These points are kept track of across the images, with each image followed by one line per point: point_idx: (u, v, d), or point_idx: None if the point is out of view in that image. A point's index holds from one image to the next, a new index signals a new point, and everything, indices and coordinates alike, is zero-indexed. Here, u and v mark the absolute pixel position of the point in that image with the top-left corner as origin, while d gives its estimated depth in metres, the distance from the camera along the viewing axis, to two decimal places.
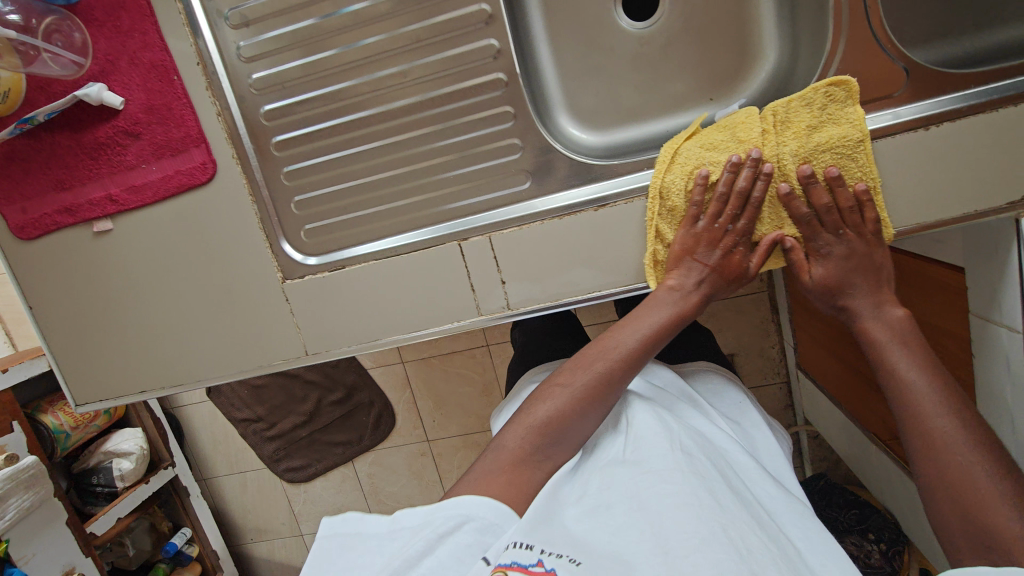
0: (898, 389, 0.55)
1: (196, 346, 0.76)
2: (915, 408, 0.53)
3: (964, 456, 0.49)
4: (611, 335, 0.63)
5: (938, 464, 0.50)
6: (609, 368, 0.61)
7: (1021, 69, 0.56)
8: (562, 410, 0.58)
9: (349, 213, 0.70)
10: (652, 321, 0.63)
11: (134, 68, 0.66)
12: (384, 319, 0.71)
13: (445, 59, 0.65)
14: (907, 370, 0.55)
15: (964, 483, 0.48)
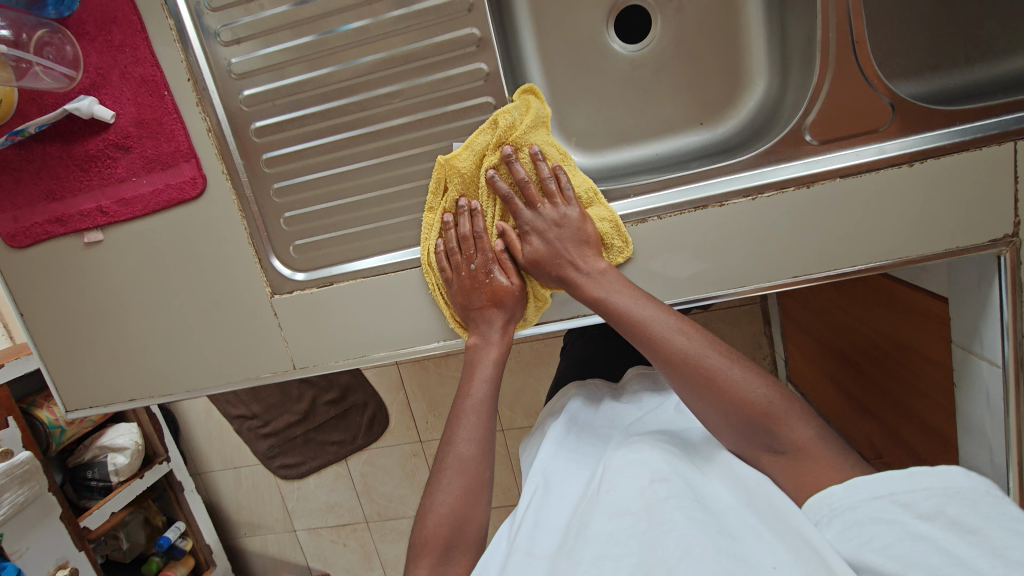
0: (723, 406, 0.52)
1: (184, 357, 0.77)
2: (747, 417, 0.51)
3: (733, 389, 0.52)
4: (457, 420, 0.61)
5: (726, 409, 0.52)
6: (462, 454, 0.58)
7: (1007, 108, 0.56)
8: (445, 517, 0.54)
9: (338, 231, 0.71)
10: (485, 374, 0.63)
11: (125, 82, 0.66)
12: (372, 335, 0.72)
13: (436, 81, 0.65)
14: (733, 381, 0.52)
15: (754, 411, 0.51)
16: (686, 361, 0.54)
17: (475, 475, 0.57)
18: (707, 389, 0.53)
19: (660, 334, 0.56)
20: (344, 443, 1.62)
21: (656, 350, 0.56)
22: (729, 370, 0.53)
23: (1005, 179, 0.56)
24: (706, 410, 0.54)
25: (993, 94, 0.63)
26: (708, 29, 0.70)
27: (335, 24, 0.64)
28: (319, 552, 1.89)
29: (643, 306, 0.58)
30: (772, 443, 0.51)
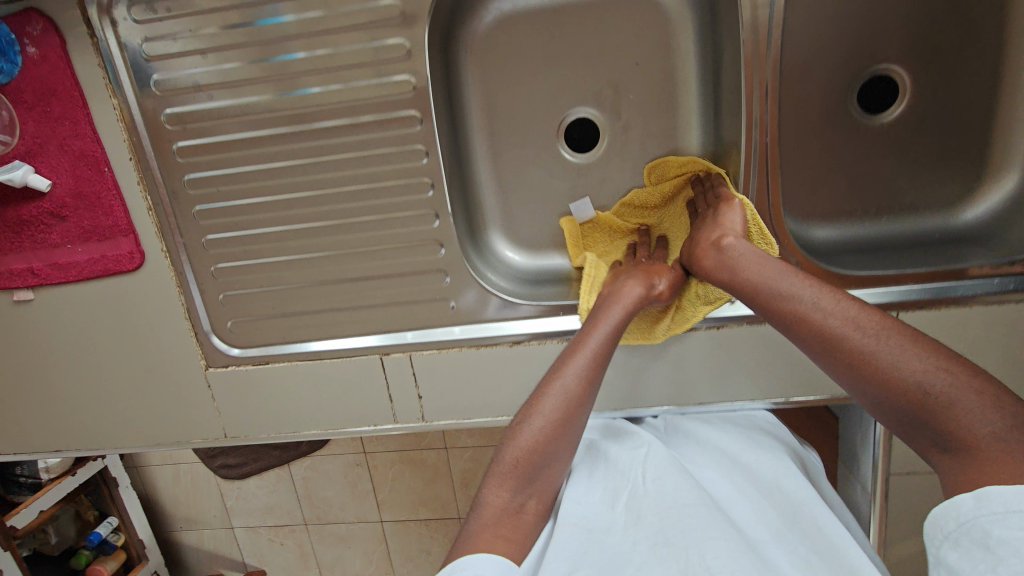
0: (882, 388, 0.46)
1: (114, 415, 0.77)
2: (911, 404, 0.45)
3: (894, 354, 0.46)
4: (558, 375, 0.58)
5: (880, 377, 0.46)
6: (566, 392, 0.57)
7: (893, 281, 0.63)
8: (525, 454, 0.55)
9: (277, 314, 0.72)
10: (608, 321, 0.60)
11: (63, 154, 0.65)
12: (305, 414, 0.74)
13: (380, 186, 0.66)
14: (893, 366, 0.45)
15: (914, 391, 0.44)
16: (835, 335, 0.48)
17: (574, 406, 0.57)
18: (861, 369, 0.47)
19: (808, 307, 0.50)
20: (286, 448, 1.61)
21: (797, 331, 0.51)
22: (896, 348, 0.46)
23: None
24: (864, 394, 0.48)
25: (887, 255, 0.69)
26: (651, 153, 0.73)
27: (284, 122, 0.64)
28: (255, 550, 1.91)
29: (777, 281, 0.52)
30: (939, 438, 0.44)
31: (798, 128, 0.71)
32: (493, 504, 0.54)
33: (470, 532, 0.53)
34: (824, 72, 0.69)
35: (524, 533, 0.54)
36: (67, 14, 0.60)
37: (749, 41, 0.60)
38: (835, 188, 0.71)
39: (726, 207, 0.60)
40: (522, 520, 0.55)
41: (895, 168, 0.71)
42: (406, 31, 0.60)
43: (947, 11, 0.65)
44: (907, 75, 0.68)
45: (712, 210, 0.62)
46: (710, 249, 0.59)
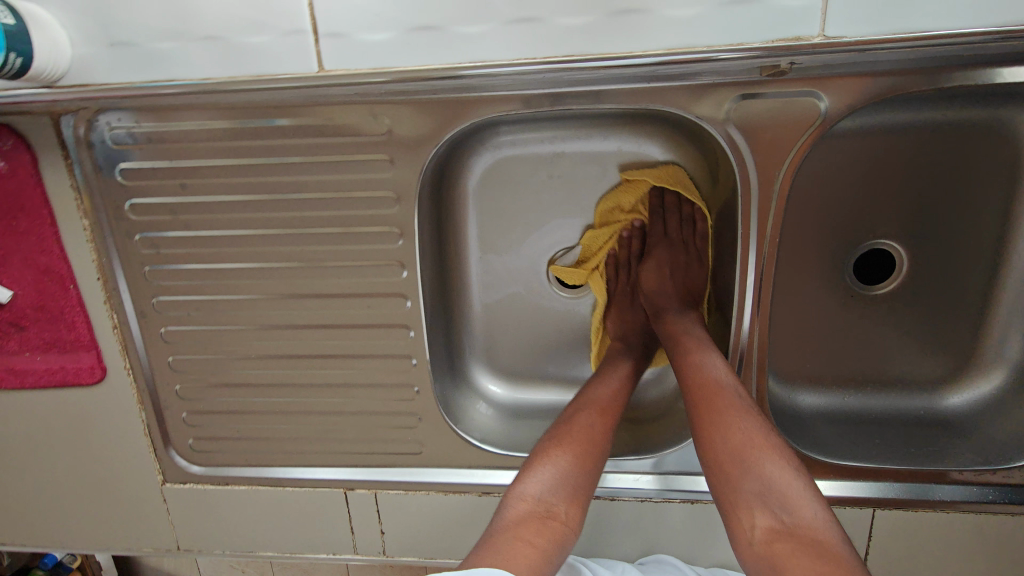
0: (746, 471, 0.48)
1: (63, 517, 0.74)
2: (769, 490, 0.47)
3: (763, 436, 0.49)
4: (582, 413, 0.57)
5: (747, 450, 0.48)
6: (591, 427, 0.56)
7: (863, 474, 0.63)
8: (552, 477, 0.52)
9: (241, 437, 0.69)
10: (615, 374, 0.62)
11: (26, 267, 0.61)
12: (264, 535, 0.73)
13: (357, 328, 0.63)
14: (765, 460, 0.48)
15: (775, 470, 0.47)
16: (727, 415, 0.51)
17: (601, 441, 0.55)
18: (732, 440, 0.49)
19: (722, 388, 0.53)
20: None
21: (695, 389, 0.54)
22: (768, 439, 0.49)
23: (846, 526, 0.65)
24: (716, 474, 0.49)
25: (863, 432, 0.67)
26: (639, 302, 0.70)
27: (262, 257, 0.61)
28: None
29: (695, 357, 0.56)
30: (782, 520, 0.45)
31: (789, 288, 0.67)
32: (516, 514, 0.51)
33: (489, 547, 0.49)
34: (820, 237, 0.65)
35: (558, 542, 0.50)
36: (40, 134, 0.56)
37: (749, 228, 0.55)
38: (821, 352, 0.69)
39: (696, 265, 0.67)
40: (550, 529, 0.50)
41: (884, 339, 0.68)
42: (395, 184, 0.58)
43: (951, 195, 0.63)
44: (902, 249, 0.66)
45: (690, 257, 0.67)
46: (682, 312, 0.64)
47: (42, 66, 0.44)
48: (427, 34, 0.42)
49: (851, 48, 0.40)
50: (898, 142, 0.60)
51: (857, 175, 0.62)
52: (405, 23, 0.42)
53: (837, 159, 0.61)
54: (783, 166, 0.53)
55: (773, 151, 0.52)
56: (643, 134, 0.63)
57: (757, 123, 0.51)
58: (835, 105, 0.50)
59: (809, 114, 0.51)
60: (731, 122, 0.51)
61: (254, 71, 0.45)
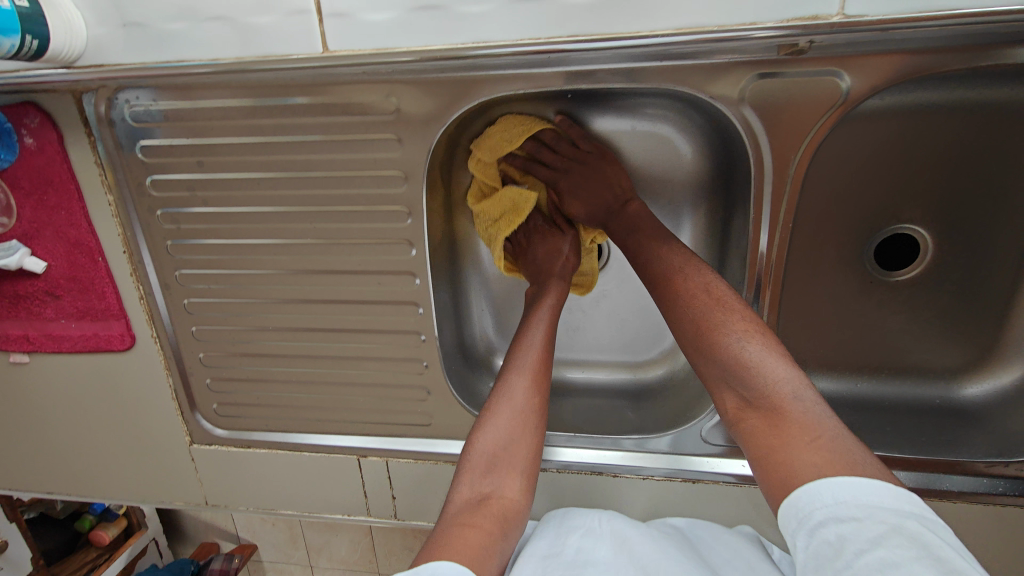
0: (713, 355, 0.46)
1: (103, 471, 0.80)
2: (745, 370, 0.44)
3: (734, 333, 0.45)
4: (504, 402, 0.51)
5: (715, 344, 0.46)
6: (517, 396, 0.51)
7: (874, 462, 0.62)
8: (487, 444, 0.49)
9: (261, 404, 0.73)
10: (528, 346, 0.54)
11: (58, 240, 0.64)
12: (285, 496, 0.78)
13: (368, 305, 0.65)
14: (730, 338, 0.45)
15: (742, 361, 0.44)
16: (680, 298, 0.48)
17: (527, 413, 0.51)
18: (699, 334, 0.47)
19: (666, 279, 0.51)
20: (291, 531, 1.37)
21: (661, 292, 0.51)
22: (731, 316, 0.46)
23: None
24: (697, 359, 0.47)
25: (875, 419, 0.66)
26: None
27: (276, 233, 0.63)
28: None
29: (657, 248, 0.53)
30: (749, 396, 0.44)
31: (806, 273, 0.65)
32: (453, 507, 0.48)
33: (433, 544, 0.44)
34: (840, 220, 0.63)
35: (506, 530, 0.46)
36: (65, 112, 0.58)
37: (761, 213, 0.54)
38: (835, 337, 0.67)
39: (605, 165, 0.61)
40: (490, 510, 0.47)
41: (903, 326, 0.66)
42: (403, 163, 0.58)
43: (982, 178, 0.60)
44: (928, 235, 0.63)
45: (593, 164, 0.61)
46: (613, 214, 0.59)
47: (60, 47, 0.45)
48: (429, 14, 0.43)
49: (873, 27, 0.39)
50: (929, 122, 0.57)
51: (883, 156, 0.59)
52: (408, 1, 0.42)
53: (863, 140, 0.58)
54: (799, 148, 0.51)
55: (789, 134, 0.50)
56: (659, 113, 0.61)
57: (772, 103, 0.49)
58: (858, 84, 0.47)
59: (830, 95, 0.48)
60: (746, 103, 0.49)
61: (262, 50, 0.46)
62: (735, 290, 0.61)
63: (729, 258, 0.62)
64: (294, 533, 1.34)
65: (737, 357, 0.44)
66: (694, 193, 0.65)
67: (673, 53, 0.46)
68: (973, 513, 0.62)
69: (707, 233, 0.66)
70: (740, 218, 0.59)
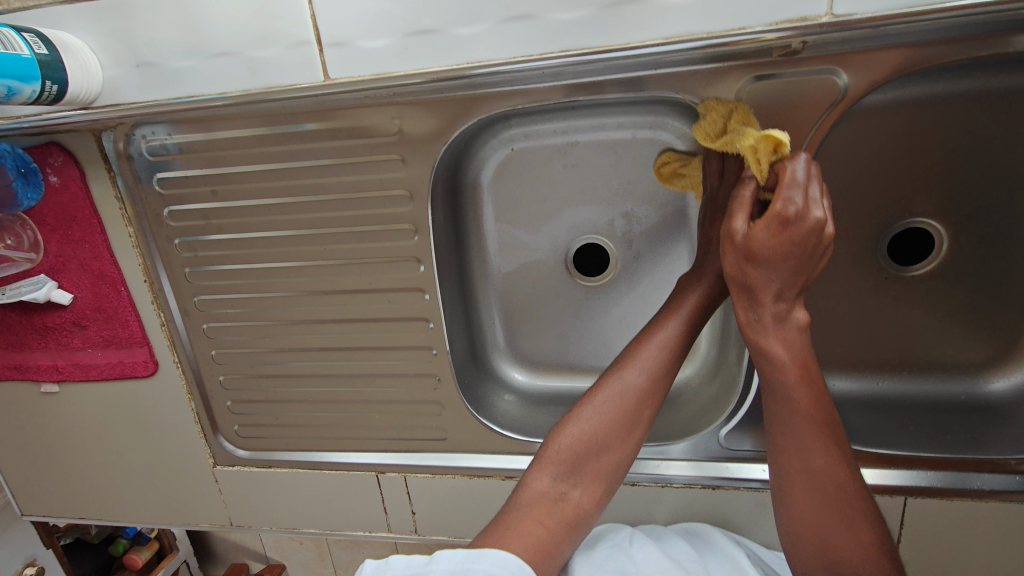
0: (830, 550, 0.45)
1: (132, 495, 0.82)
2: (859, 561, 0.44)
3: (866, 531, 0.45)
4: (614, 402, 0.51)
5: (845, 533, 0.45)
6: (629, 387, 0.52)
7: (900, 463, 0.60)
8: (591, 435, 0.51)
9: (281, 424, 0.74)
10: (650, 360, 0.52)
11: (83, 272, 0.67)
12: (307, 514, 0.79)
13: (379, 323, 0.66)
14: (851, 534, 0.45)
15: (867, 557, 0.44)
16: (808, 482, 0.46)
17: (629, 423, 0.51)
18: (823, 523, 0.45)
19: (795, 439, 0.46)
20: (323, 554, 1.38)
21: (775, 442, 0.48)
22: (853, 510, 0.45)
23: (881, 517, 0.63)
24: (799, 541, 0.47)
25: (900, 419, 0.64)
26: (658, 288, 0.69)
27: (290, 256, 0.64)
28: None
29: (786, 376, 0.46)
30: None
31: (818, 272, 0.64)
32: (533, 489, 0.50)
33: (501, 525, 0.48)
34: (850, 217, 0.62)
35: (576, 530, 0.50)
36: (86, 149, 0.61)
37: None
38: (852, 335, 0.66)
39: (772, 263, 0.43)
40: (562, 511, 0.50)
41: (922, 322, 0.65)
42: (408, 182, 0.59)
43: (994, 167, 0.58)
44: (942, 228, 0.62)
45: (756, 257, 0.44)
46: (767, 319, 0.46)
47: (78, 90, 0.48)
48: (423, 38, 0.44)
49: (864, 25, 0.40)
50: (937, 115, 0.56)
51: (890, 150, 0.58)
52: (403, 28, 0.44)
53: (868, 136, 0.58)
54: (801, 148, 0.50)
55: (789, 135, 0.50)
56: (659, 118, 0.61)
57: (770, 105, 0.49)
58: (855, 80, 0.47)
59: (827, 93, 0.48)
60: (743, 106, 0.49)
61: (268, 81, 0.47)
62: None
63: None
64: (321, 550, 1.34)
65: (855, 558, 0.44)
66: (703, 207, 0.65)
67: (665, 61, 0.47)
68: (1007, 511, 0.60)
69: None
70: None
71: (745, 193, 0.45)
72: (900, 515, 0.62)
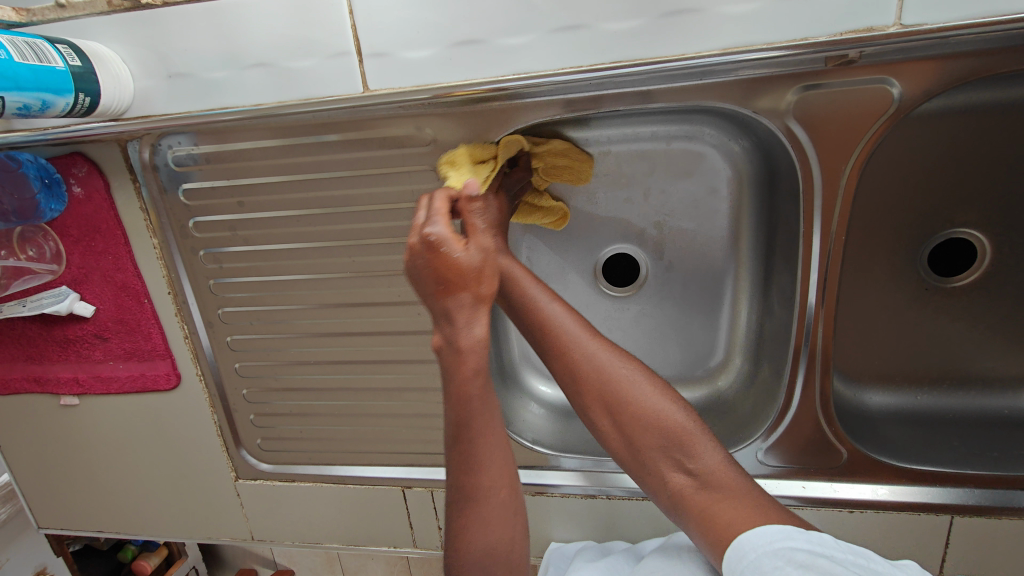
0: (634, 422, 0.44)
1: (151, 509, 0.81)
2: (653, 422, 0.44)
3: (642, 386, 0.45)
4: (478, 498, 0.45)
5: (632, 413, 0.44)
6: (478, 485, 0.44)
7: (946, 481, 0.59)
8: (476, 542, 0.45)
9: (305, 437, 0.73)
10: (490, 454, 0.44)
11: (106, 283, 0.65)
12: (329, 528, 0.78)
13: (408, 335, 0.65)
14: (637, 394, 0.44)
15: (659, 426, 0.44)
16: (582, 369, 0.45)
17: (502, 502, 0.45)
18: (614, 405, 0.44)
19: (561, 334, 0.46)
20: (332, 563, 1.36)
21: (540, 343, 0.47)
22: (625, 372, 0.45)
23: (926, 538, 0.61)
24: (605, 432, 0.46)
25: (940, 433, 0.63)
26: (690, 300, 0.68)
27: (318, 268, 0.63)
28: None
29: (525, 288, 0.47)
30: (685, 466, 0.44)
31: (856, 282, 0.63)
32: None
33: None
34: (890, 227, 0.61)
35: None
36: (111, 160, 0.60)
37: (811, 226, 0.52)
38: (890, 348, 0.65)
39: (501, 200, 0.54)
40: None
41: (964, 334, 0.63)
42: None
43: None
44: (987, 239, 0.60)
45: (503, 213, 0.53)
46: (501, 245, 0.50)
47: (110, 101, 0.47)
48: (469, 48, 0.43)
49: (931, 35, 0.38)
50: (986, 124, 0.54)
51: (935, 159, 0.57)
52: (447, 37, 0.42)
53: (914, 145, 0.56)
54: (850, 159, 0.49)
55: (839, 145, 0.49)
56: (694, 127, 0.60)
57: (820, 116, 0.48)
58: (911, 92, 0.46)
59: (880, 103, 0.47)
60: (792, 116, 0.48)
61: (302, 91, 0.46)
62: (784, 302, 0.59)
63: (777, 270, 0.61)
64: (332, 559, 1.33)
65: (654, 421, 0.44)
66: (738, 217, 0.64)
67: (717, 71, 0.45)
68: None
69: (751, 253, 0.64)
70: (787, 231, 0.57)
71: (477, 223, 0.42)
72: (946, 534, 0.61)
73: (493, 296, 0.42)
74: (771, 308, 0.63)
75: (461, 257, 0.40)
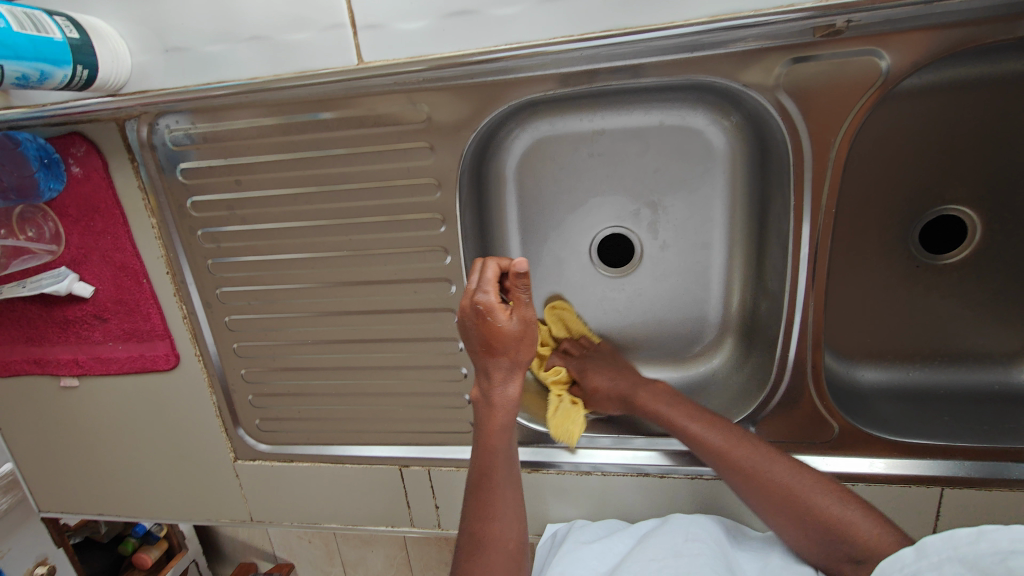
0: (780, 501, 0.52)
1: (150, 491, 0.82)
2: (790, 497, 0.52)
3: (774, 469, 0.53)
4: (493, 535, 0.49)
5: (771, 486, 0.53)
6: (501, 522, 0.49)
7: (936, 454, 0.60)
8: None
9: (303, 418, 0.73)
10: (507, 496, 0.50)
11: (105, 264, 0.66)
12: (328, 508, 0.78)
13: (404, 314, 0.65)
14: (772, 472, 0.53)
15: (796, 498, 0.52)
16: (724, 458, 0.55)
17: (516, 544, 0.49)
18: (751, 484, 0.54)
19: (686, 432, 0.58)
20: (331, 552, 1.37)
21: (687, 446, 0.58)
22: (760, 458, 0.54)
23: (917, 510, 0.62)
24: (758, 506, 0.54)
25: (931, 408, 0.64)
26: (684, 279, 0.69)
27: (315, 247, 0.64)
28: None
29: (655, 405, 0.60)
30: (843, 549, 0.49)
31: (847, 259, 0.64)
32: None
33: None
34: (881, 204, 0.62)
35: None
36: (109, 139, 0.60)
37: (802, 199, 0.53)
38: (882, 324, 0.65)
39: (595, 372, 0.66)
40: None
41: (954, 310, 0.64)
42: (436, 170, 0.58)
43: None
44: (976, 215, 0.61)
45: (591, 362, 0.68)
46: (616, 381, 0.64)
47: (108, 75, 0.47)
48: (462, 20, 0.43)
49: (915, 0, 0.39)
50: (974, 99, 0.55)
51: (925, 134, 0.58)
52: (440, 9, 0.43)
53: (903, 120, 0.57)
54: (839, 132, 0.50)
55: (828, 117, 0.49)
56: (687, 104, 0.61)
57: (809, 88, 0.48)
58: (899, 62, 0.46)
59: (868, 74, 0.47)
60: (781, 89, 0.49)
61: (298, 66, 0.47)
62: (777, 278, 0.60)
63: (770, 246, 0.61)
64: (330, 548, 1.34)
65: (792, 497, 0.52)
66: (730, 194, 0.64)
67: (706, 42, 0.46)
68: None
69: (743, 231, 0.65)
70: (778, 206, 0.58)
71: (523, 294, 0.48)
72: (936, 507, 0.61)
73: (526, 359, 0.50)
74: (764, 285, 0.64)
75: (504, 326, 0.47)
